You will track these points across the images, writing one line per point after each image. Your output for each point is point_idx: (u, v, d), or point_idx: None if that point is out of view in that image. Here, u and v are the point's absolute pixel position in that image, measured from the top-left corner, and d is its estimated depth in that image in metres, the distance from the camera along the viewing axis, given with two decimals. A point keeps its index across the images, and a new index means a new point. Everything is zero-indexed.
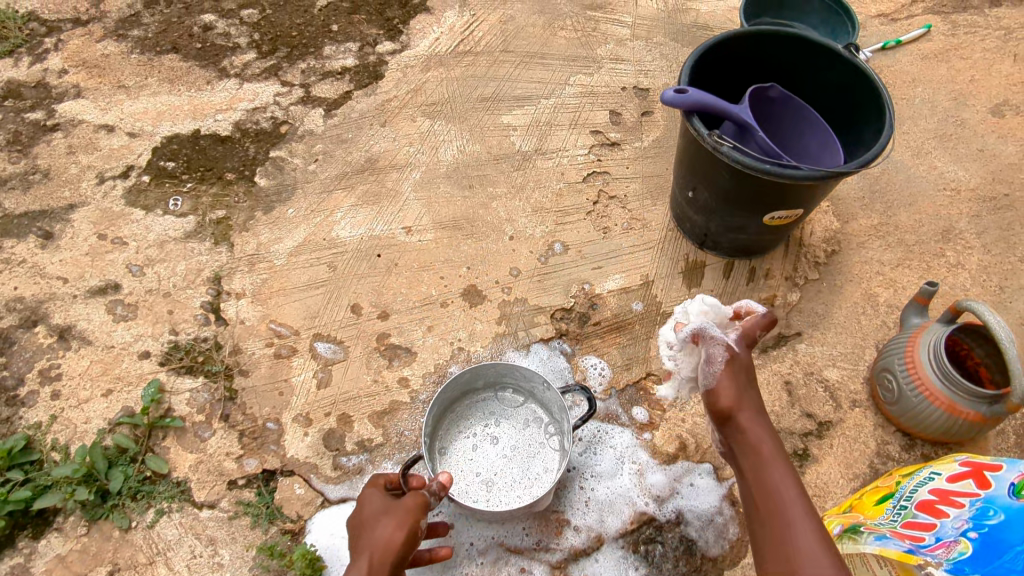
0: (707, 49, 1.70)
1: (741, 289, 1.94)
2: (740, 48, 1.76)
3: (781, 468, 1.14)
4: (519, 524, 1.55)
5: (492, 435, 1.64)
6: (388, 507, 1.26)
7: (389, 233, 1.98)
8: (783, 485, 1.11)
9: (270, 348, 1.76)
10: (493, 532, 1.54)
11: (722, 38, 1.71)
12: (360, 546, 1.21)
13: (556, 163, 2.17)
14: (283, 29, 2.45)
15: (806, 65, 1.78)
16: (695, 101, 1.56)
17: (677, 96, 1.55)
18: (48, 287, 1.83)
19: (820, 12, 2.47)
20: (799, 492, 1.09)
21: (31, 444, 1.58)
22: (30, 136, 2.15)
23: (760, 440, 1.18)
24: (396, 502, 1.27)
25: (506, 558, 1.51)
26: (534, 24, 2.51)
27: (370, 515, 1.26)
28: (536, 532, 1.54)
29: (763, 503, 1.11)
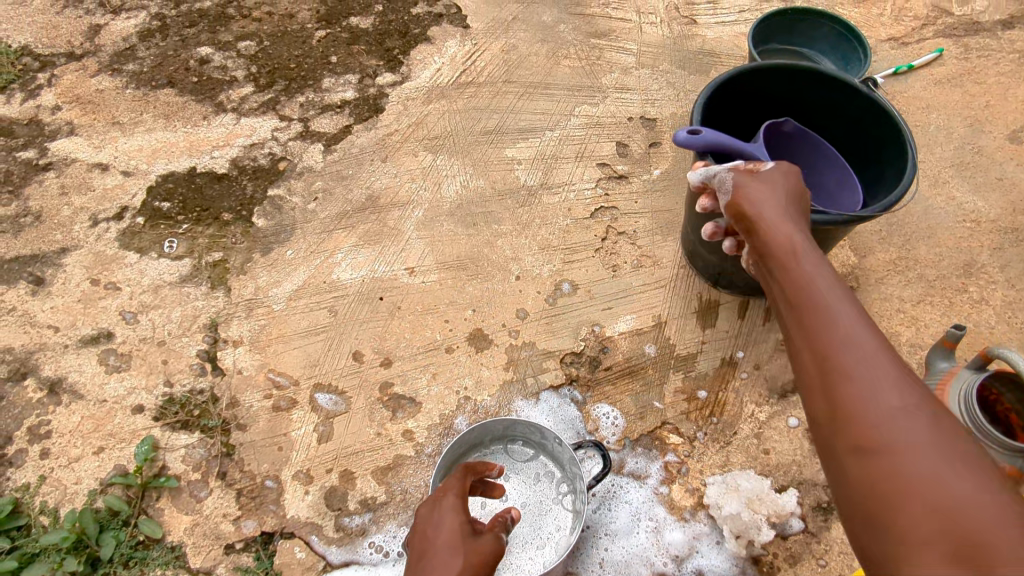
0: (720, 83, 1.64)
1: (757, 330, 1.88)
2: (754, 86, 1.71)
3: (873, 341, 0.91)
4: None
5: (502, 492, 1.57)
6: (462, 540, 1.06)
7: (392, 275, 1.91)
8: (886, 375, 0.87)
9: (269, 400, 1.69)
10: None
11: (737, 72, 1.65)
12: (419, 568, 1.03)
13: (562, 198, 2.11)
14: (282, 61, 2.39)
15: (822, 100, 1.73)
16: (710, 143, 1.48)
17: (690, 138, 1.47)
18: (38, 337, 1.76)
19: (830, 37, 2.39)
20: (902, 377, 0.87)
21: (20, 508, 1.50)
22: (22, 176, 2.08)
23: (839, 309, 0.97)
24: (469, 539, 1.07)
25: None
26: (537, 53, 2.46)
27: (442, 538, 1.07)
28: None
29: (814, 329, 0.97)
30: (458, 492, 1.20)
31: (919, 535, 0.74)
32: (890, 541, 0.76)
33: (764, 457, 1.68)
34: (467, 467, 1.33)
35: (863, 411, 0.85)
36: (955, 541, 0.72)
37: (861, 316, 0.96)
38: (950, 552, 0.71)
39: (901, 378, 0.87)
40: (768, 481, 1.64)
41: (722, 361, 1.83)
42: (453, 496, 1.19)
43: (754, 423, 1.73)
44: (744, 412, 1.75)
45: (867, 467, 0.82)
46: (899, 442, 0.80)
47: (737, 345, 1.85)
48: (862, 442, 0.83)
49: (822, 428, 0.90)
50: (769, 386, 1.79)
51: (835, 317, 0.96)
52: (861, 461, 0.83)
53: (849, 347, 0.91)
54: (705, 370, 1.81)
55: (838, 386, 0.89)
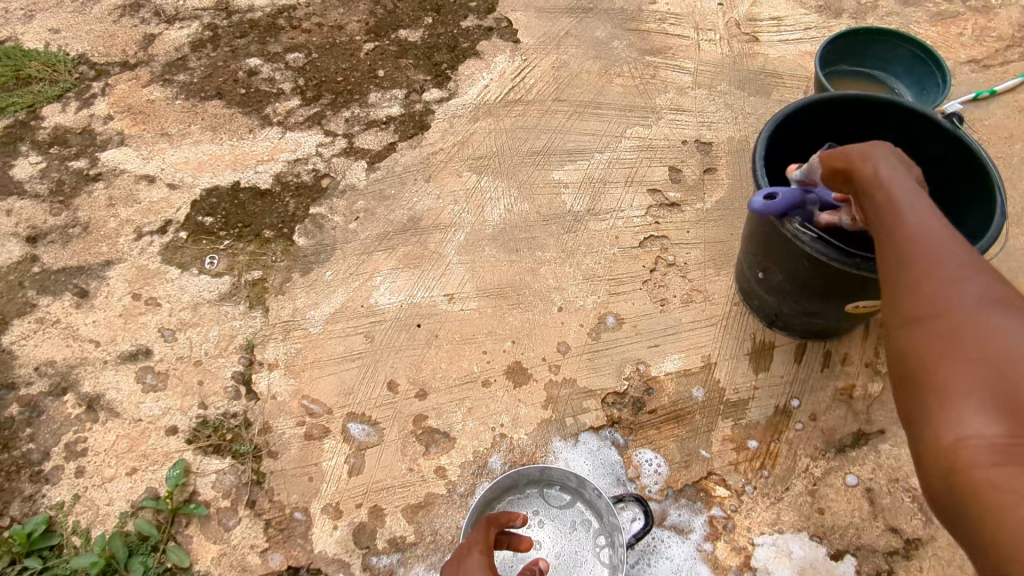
0: (784, 118, 1.54)
1: (815, 376, 1.77)
2: (828, 117, 1.60)
3: (958, 260, 0.92)
4: None
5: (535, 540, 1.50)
6: None
7: (431, 301, 1.86)
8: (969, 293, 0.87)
9: (302, 428, 1.65)
10: None
11: (802, 105, 1.55)
12: None
13: (609, 225, 2.02)
14: (329, 74, 2.37)
15: (896, 135, 1.61)
16: (790, 204, 1.38)
17: (767, 203, 1.39)
18: (79, 351, 1.76)
19: (905, 59, 2.24)
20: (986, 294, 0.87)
21: (53, 527, 1.50)
22: (72, 186, 2.11)
23: (925, 229, 0.96)
24: None
25: None
26: (588, 71, 2.38)
27: None
28: None
29: (902, 250, 0.97)
30: (480, 548, 1.16)
31: (971, 411, 0.77)
32: (938, 420, 0.80)
33: (819, 517, 1.57)
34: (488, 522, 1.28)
35: (938, 314, 0.88)
36: (1009, 414, 0.74)
37: (945, 226, 0.96)
38: (1005, 429, 0.74)
39: (982, 286, 0.88)
40: (822, 546, 1.53)
41: (776, 409, 1.72)
42: (477, 555, 1.14)
43: (808, 478, 1.62)
44: (798, 465, 1.64)
45: (935, 363, 0.85)
46: (978, 344, 0.82)
47: (792, 392, 1.74)
48: (932, 342, 0.86)
49: (894, 332, 0.94)
50: (826, 438, 1.68)
51: (915, 227, 0.97)
52: (928, 354, 0.86)
53: (931, 256, 0.93)
54: (757, 418, 1.70)
55: (921, 301, 0.91)
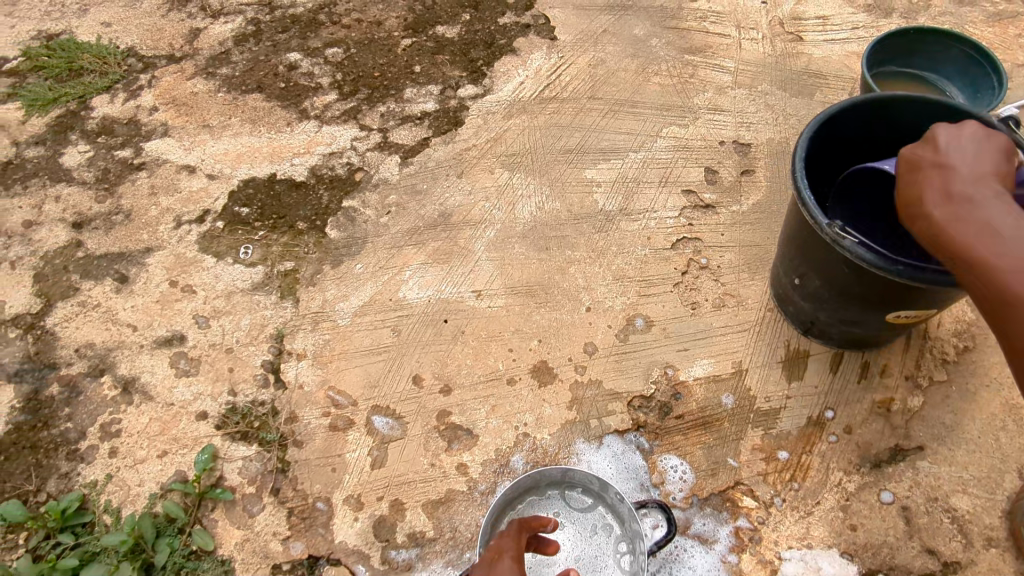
0: (825, 120, 1.49)
1: (851, 387, 1.71)
2: (864, 128, 1.57)
3: None
4: None
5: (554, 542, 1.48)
6: None
7: (458, 297, 1.86)
8: None
9: (327, 419, 1.67)
10: None
11: (844, 107, 1.49)
12: None
13: (641, 226, 1.99)
14: (366, 69, 2.39)
15: None
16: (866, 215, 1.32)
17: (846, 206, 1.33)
18: (118, 334, 1.81)
19: (959, 61, 2.14)
20: None
21: (86, 505, 1.55)
22: (117, 174, 2.17)
23: None
24: None
25: None
26: (626, 69, 2.34)
27: None
28: None
29: None
30: (511, 556, 1.13)
31: None
32: None
33: (851, 534, 1.51)
34: (518, 527, 1.24)
35: None
36: None
37: None
38: None
39: None
40: (852, 564, 1.48)
41: (809, 419, 1.66)
42: (509, 562, 1.12)
43: (841, 493, 1.57)
44: (830, 479, 1.58)
45: None
46: None
47: (827, 403, 1.68)
48: None
49: None
50: (862, 452, 1.62)
51: None
52: None
53: None
54: (789, 428, 1.65)
55: None
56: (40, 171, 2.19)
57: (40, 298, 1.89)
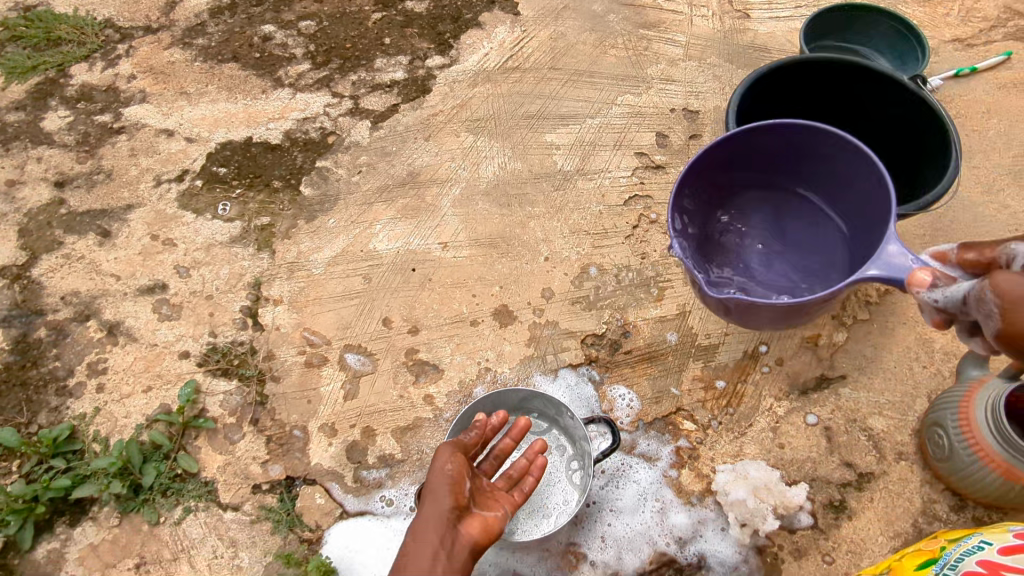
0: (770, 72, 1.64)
1: (783, 326, 1.88)
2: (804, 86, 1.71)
3: None
4: (534, 552, 1.55)
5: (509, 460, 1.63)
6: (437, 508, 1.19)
7: (426, 248, 2.00)
8: None
9: (302, 356, 1.80)
10: (507, 558, 1.54)
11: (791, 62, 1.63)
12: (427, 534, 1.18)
13: (597, 184, 2.15)
14: (338, 41, 2.51)
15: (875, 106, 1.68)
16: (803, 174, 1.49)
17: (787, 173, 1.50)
18: (102, 284, 1.91)
19: (889, 36, 2.33)
20: None
21: (75, 434, 1.66)
22: (97, 137, 2.26)
23: None
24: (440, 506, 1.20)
25: None
26: (584, 42, 2.49)
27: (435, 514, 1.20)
28: (550, 562, 1.54)
29: None
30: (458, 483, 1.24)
31: None
32: None
33: (778, 451, 1.69)
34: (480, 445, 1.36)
35: None
36: None
37: None
38: None
39: None
40: (778, 473, 1.65)
41: (744, 353, 1.83)
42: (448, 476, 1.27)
43: (771, 416, 1.74)
44: (761, 404, 1.76)
45: None
46: None
47: (761, 339, 1.86)
48: None
49: None
50: (791, 381, 1.79)
51: None
52: None
53: None
54: (726, 361, 1.82)
55: None
56: (21, 135, 2.27)
57: (25, 251, 1.98)
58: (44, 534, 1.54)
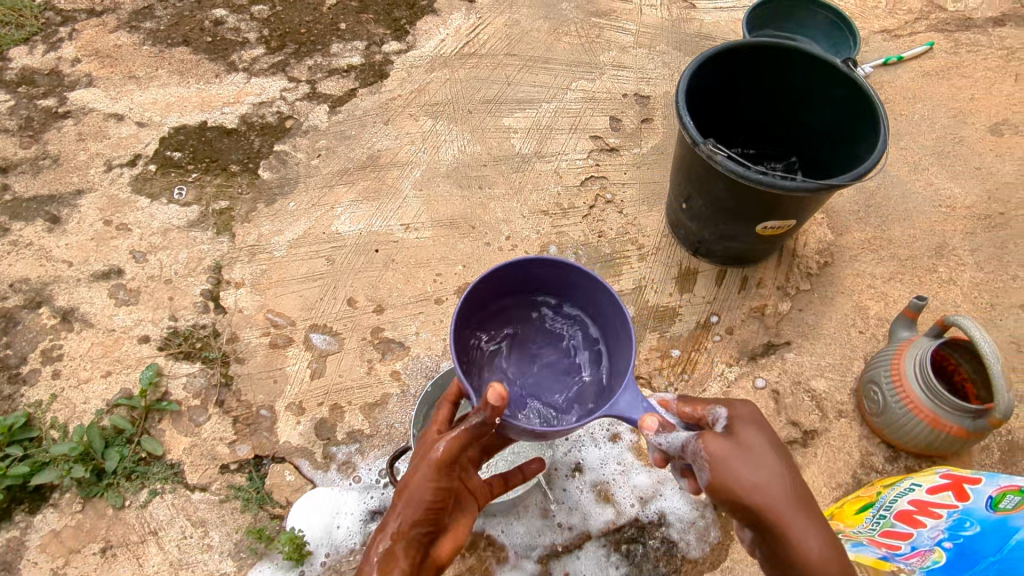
0: (714, 55, 1.74)
1: (732, 297, 1.99)
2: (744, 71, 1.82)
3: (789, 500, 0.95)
4: (503, 517, 1.60)
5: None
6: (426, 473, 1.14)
7: (388, 230, 2.02)
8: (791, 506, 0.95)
9: (267, 338, 1.80)
10: (478, 524, 1.59)
11: (731, 47, 1.74)
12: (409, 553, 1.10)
13: (554, 166, 2.21)
14: (293, 25, 2.49)
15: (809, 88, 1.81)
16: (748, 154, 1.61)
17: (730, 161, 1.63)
18: (53, 270, 1.86)
19: (823, 25, 2.48)
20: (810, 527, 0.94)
21: (31, 422, 1.62)
22: (41, 122, 2.19)
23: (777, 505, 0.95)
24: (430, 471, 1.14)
25: (491, 551, 1.56)
26: (539, 29, 2.55)
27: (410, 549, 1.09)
28: (519, 526, 1.59)
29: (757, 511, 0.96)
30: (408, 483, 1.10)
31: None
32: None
33: None
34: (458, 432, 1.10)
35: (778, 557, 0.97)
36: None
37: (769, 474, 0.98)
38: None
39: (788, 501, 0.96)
40: None
41: (697, 324, 1.94)
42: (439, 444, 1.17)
43: (723, 381, 1.84)
44: (714, 370, 1.86)
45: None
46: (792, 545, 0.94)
47: (712, 310, 1.97)
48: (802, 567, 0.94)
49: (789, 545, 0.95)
50: (740, 348, 1.90)
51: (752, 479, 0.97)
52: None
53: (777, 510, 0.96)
54: (680, 331, 1.92)
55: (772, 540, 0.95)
56: None
57: None
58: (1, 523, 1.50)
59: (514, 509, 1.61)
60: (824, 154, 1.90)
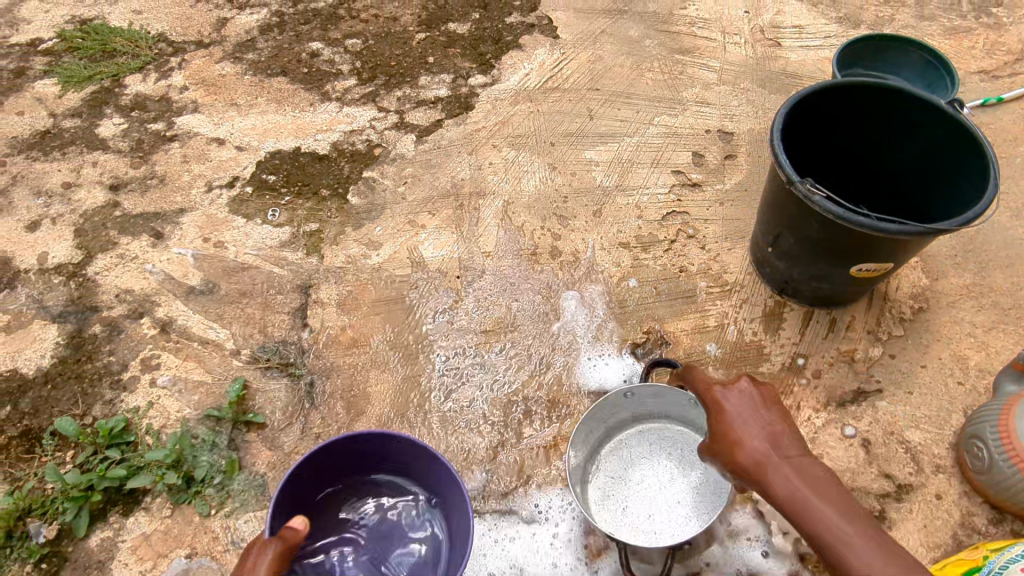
0: (812, 92, 1.71)
1: (820, 340, 1.92)
2: (842, 108, 1.78)
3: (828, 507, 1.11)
4: (547, 553, 1.55)
5: (685, 459, 1.64)
6: None
7: (469, 256, 2.06)
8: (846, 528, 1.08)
9: (350, 357, 1.85)
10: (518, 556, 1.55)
11: (830, 83, 1.71)
12: None
13: (635, 199, 2.21)
14: (384, 59, 2.59)
15: (914, 124, 1.74)
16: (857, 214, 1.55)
17: (828, 203, 1.58)
18: (155, 283, 1.97)
19: (917, 64, 2.42)
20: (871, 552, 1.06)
21: (129, 426, 1.69)
22: (151, 144, 2.33)
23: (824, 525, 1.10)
24: None
25: None
26: (621, 65, 2.58)
27: None
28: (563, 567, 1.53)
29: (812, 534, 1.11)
30: None
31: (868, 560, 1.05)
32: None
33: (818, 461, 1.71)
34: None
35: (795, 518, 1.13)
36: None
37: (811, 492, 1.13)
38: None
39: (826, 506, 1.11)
40: None
41: (782, 366, 1.87)
42: None
43: (810, 427, 1.77)
44: (800, 416, 1.79)
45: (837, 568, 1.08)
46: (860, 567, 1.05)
47: (799, 351, 1.90)
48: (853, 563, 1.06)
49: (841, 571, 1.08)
50: (829, 393, 1.83)
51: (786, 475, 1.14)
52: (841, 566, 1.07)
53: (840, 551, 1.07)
54: (765, 372, 1.86)
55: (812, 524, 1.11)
56: (76, 139, 2.33)
57: (81, 250, 2.03)
58: (97, 522, 1.56)
59: (561, 546, 1.56)
60: (929, 201, 1.82)
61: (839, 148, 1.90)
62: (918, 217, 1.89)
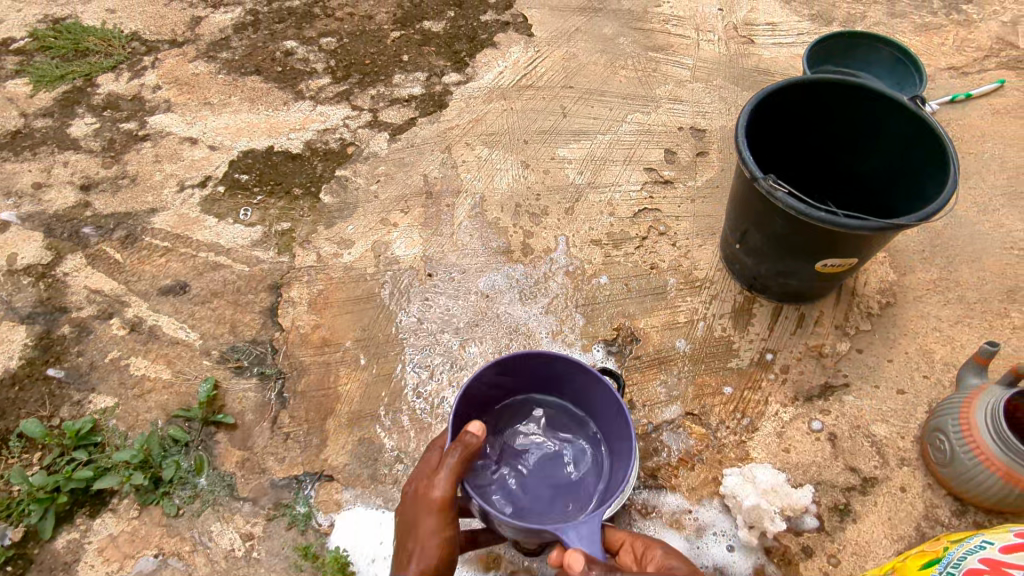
0: (777, 89, 1.72)
1: (788, 336, 1.94)
2: (807, 105, 1.80)
3: None
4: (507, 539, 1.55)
5: None
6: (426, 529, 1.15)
7: (441, 254, 2.06)
8: None
9: (321, 356, 1.85)
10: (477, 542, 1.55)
11: (794, 81, 1.72)
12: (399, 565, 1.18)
13: (607, 197, 2.22)
14: (358, 57, 2.59)
15: (877, 121, 1.76)
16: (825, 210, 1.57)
17: (790, 199, 1.59)
18: (125, 283, 1.96)
19: (887, 61, 2.44)
20: None
21: (97, 428, 1.69)
22: (122, 144, 2.32)
23: None
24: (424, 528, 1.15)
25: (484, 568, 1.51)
26: (595, 63, 2.59)
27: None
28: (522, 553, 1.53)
29: None
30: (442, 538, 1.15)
31: None
32: None
33: (784, 455, 1.72)
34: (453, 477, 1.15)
35: None
36: None
37: None
38: None
39: None
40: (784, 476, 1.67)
41: (751, 361, 1.89)
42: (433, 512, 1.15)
43: (777, 422, 1.79)
44: (768, 410, 1.80)
45: None
46: None
47: (767, 347, 1.92)
48: None
49: None
50: (796, 388, 1.85)
51: None
52: None
53: None
54: (734, 367, 1.88)
55: None
56: (47, 139, 2.32)
57: (51, 251, 2.02)
58: (63, 524, 1.56)
59: None
60: (893, 198, 1.84)
61: (805, 145, 1.92)
62: (883, 213, 1.91)
